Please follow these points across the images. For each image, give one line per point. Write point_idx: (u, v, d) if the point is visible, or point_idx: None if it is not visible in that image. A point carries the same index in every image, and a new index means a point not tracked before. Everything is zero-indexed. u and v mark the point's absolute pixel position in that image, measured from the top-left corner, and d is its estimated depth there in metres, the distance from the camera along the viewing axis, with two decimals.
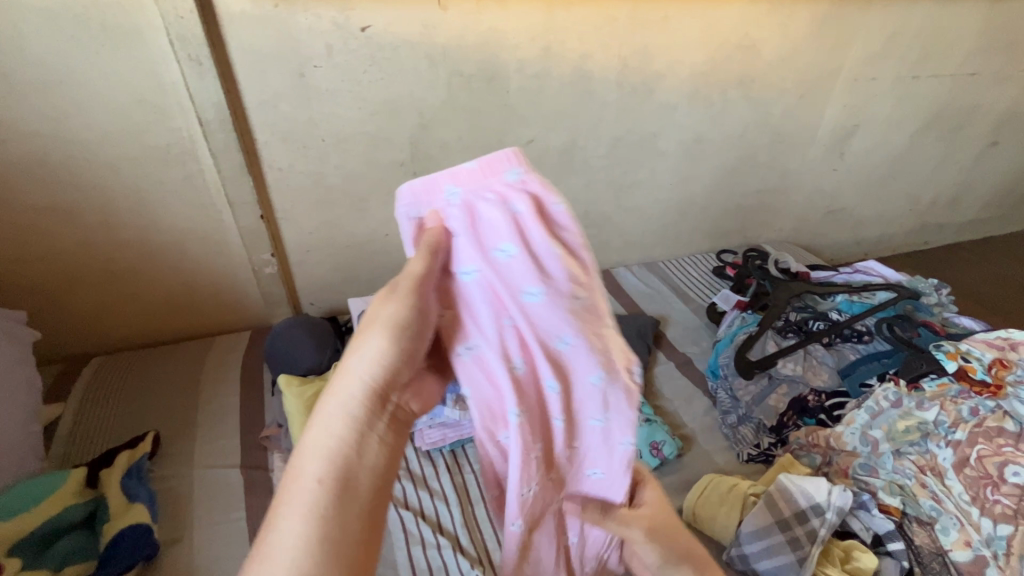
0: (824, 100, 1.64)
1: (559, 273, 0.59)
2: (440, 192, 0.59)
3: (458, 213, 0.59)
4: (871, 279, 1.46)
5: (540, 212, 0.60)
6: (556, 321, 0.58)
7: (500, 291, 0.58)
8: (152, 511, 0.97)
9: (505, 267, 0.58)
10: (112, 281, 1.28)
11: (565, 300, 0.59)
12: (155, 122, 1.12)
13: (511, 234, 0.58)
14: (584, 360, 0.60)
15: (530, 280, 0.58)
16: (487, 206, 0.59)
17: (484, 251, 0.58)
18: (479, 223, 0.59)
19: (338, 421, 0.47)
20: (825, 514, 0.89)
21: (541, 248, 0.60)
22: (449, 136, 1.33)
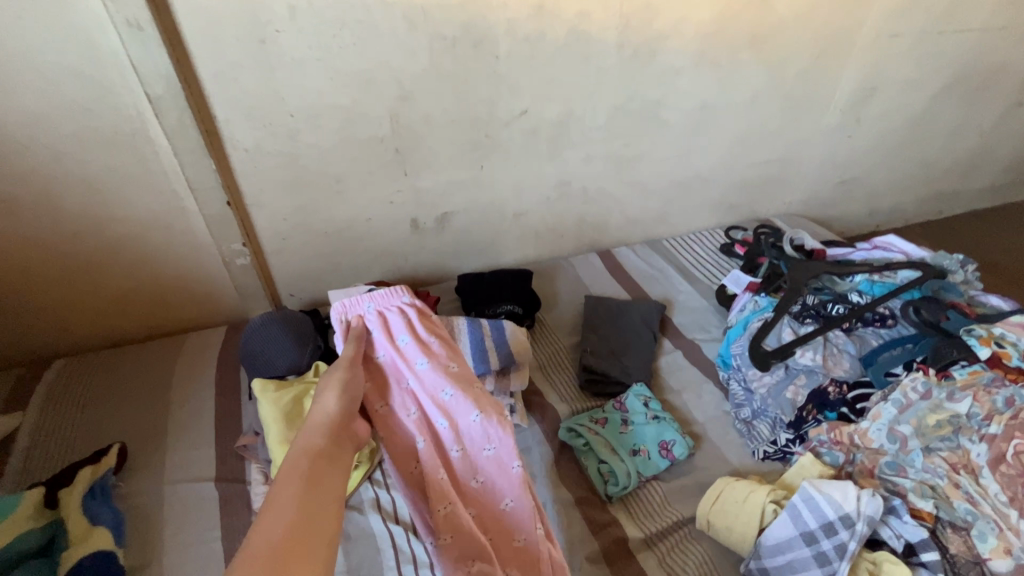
0: (843, 60, 1.51)
1: (439, 354, 0.91)
2: (362, 306, 0.93)
3: (373, 319, 0.93)
4: (891, 256, 1.36)
5: (421, 317, 0.95)
6: (439, 384, 0.88)
7: (403, 371, 0.90)
8: (117, 535, 0.89)
9: (404, 351, 0.91)
10: (66, 278, 1.17)
11: (444, 369, 0.90)
12: (97, 99, 0.99)
13: (406, 331, 0.91)
14: (465, 407, 0.88)
15: (420, 359, 0.89)
16: (393, 315, 0.94)
17: (392, 342, 0.91)
18: (387, 325, 0.92)
19: (314, 439, 0.71)
20: (855, 526, 0.80)
21: (424, 338, 0.92)
22: (432, 109, 1.20)
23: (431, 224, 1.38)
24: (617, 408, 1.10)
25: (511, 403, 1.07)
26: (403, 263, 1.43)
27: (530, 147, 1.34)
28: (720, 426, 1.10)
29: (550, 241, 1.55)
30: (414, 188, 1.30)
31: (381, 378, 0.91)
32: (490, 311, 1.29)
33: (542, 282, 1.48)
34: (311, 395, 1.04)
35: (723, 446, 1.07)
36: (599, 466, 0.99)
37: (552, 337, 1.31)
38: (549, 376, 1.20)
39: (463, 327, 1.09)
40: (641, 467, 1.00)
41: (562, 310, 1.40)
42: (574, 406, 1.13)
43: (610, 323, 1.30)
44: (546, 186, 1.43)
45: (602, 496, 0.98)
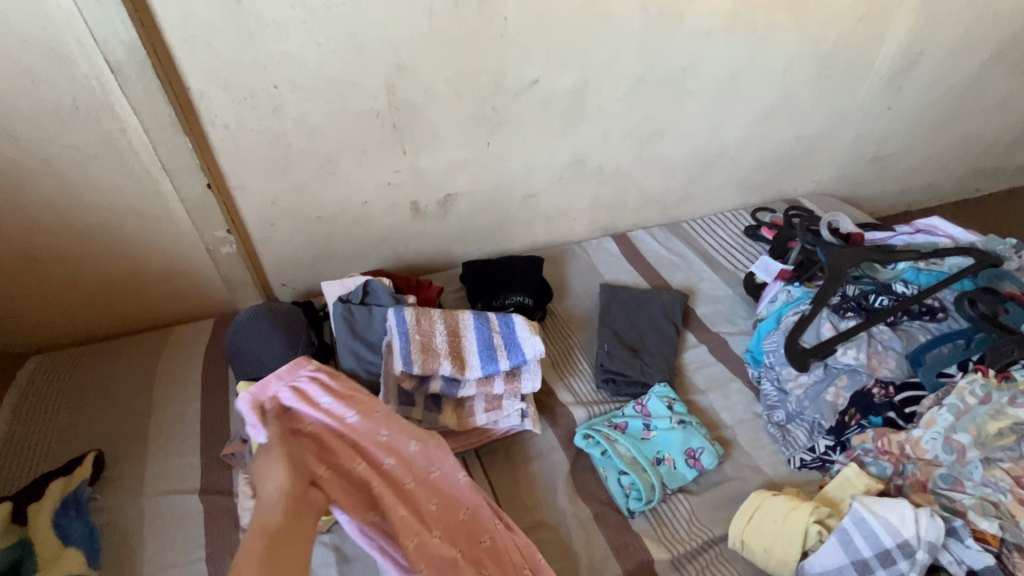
0: (887, 22, 1.36)
1: (366, 401, 0.81)
2: (270, 386, 0.79)
3: (285, 393, 0.79)
4: (936, 240, 1.24)
5: (338, 372, 0.82)
6: (376, 429, 0.80)
7: (334, 432, 0.78)
8: (90, 556, 0.81)
9: (328, 413, 0.79)
10: (35, 269, 1.07)
11: (376, 413, 0.81)
12: (52, 69, 0.87)
13: (323, 391, 0.79)
14: (405, 440, 0.82)
15: (348, 414, 0.79)
16: (306, 378, 0.80)
17: (313, 407, 0.78)
18: (302, 394, 0.79)
19: (264, 517, 0.61)
20: (915, 554, 0.72)
21: (342, 393, 0.81)
22: (433, 78, 1.08)
23: (433, 207, 1.27)
24: (638, 411, 1.00)
25: (522, 407, 0.97)
26: (404, 250, 1.32)
27: (541, 121, 1.22)
28: (750, 430, 1.01)
29: (561, 225, 1.43)
30: (414, 168, 1.19)
31: (313, 449, 0.76)
32: (498, 303, 1.19)
33: (553, 270, 1.37)
34: None
35: (753, 453, 0.98)
36: (620, 477, 0.91)
37: (564, 331, 1.21)
38: (563, 375, 1.11)
39: (470, 323, 0.99)
40: (666, 478, 0.91)
41: (576, 301, 1.29)
42: (590, 408, 1.03)
43: (628, 316, 1.19)
44: (558, 165, 1.31)
45: (623, 511, 0.89)
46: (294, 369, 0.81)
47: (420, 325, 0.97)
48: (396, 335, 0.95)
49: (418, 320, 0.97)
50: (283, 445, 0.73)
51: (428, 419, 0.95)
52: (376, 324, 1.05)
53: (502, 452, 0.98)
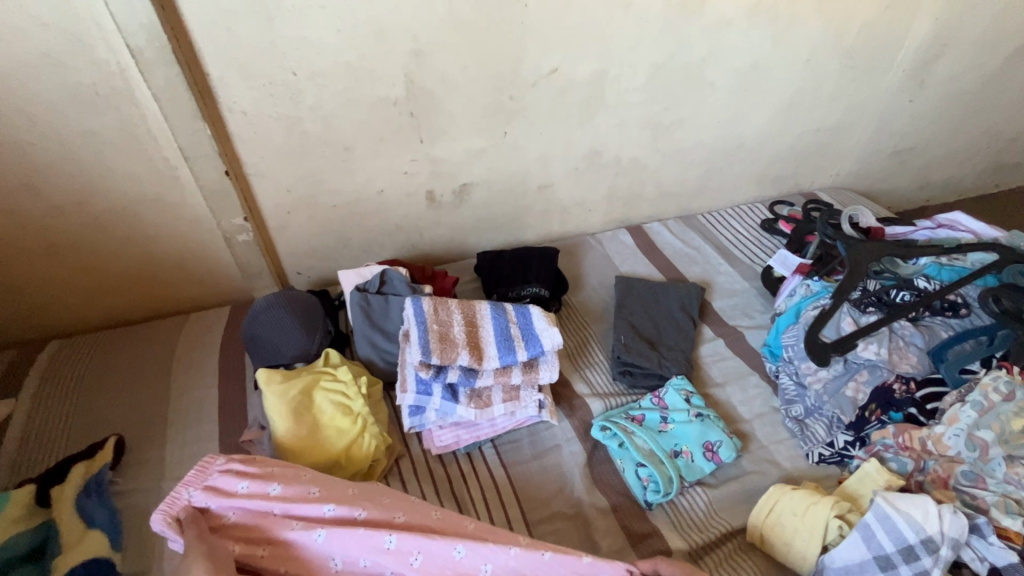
0: (913, 11, 1.33)
1: (287, 471, 0.80)
2: (181, 496, 0.77)
3: (197, 495, 0.76)
4: (958, 235, 1.23)
5: (251, 458, 0.82)
6: (304, 488, 0.77)
7: (260, 512, 0.75)
8: (113, 538, 0.82)
9: (244, 495, 0.76)
10: (54, 255, 1.08)
11: (299, 477, 0.79)
12: (73, 53, 0.87)
13: (235, 478, 0.78)
14: (339, 488, 0.78)
15: (270, 486, 0.77)
16: (216, 475, 0.79)
17: (228, 496, 0.76)
18: (214, 488, 0.77)
19: None
20: (939, 551, 0.71)
21: (253, 472, 0.79)
22: (452, 66, 1.06)
23: (449, 197, 1.26)
24: (655, 404, 1.00)
25: (540, 398, 0.97)
26: (419, 240, 1.31)
27: (558, 111, 1.20)
28: (768, 424, 1.01)
29: (576, 216, 1.42)
30: (430, 157, 1.18)
31: (242, 538, 0.73)
32: (515, 293, 1.18)
33: (568, 261, 1.36)
34: (322, 386, 0.95)
35: (771, 447, 0.97)
36: (638, 469, 0.90)
37: (579, 323, 1.20)
38: (578, 366, 1.10)
39: (486, 314, 1.00)
40: (685, 471, 0.91)
41: (591, 293, 1.28)
42: (606, 399, 1.03)
43: (644, 308, 1.19)
44: (575, 155, 1.29)
45: (641, 503, 0.89)
46: (203, 473, 0.80)
47: (438, 315, 0.97)
48: (415, 324, 0.95)
49: (437, 310, 0.98)
50: (203, 542, 0.69)
51: (444, 409, 0.93)
52: (393, 314, 1.05)
53: (520, 442, 0.98)
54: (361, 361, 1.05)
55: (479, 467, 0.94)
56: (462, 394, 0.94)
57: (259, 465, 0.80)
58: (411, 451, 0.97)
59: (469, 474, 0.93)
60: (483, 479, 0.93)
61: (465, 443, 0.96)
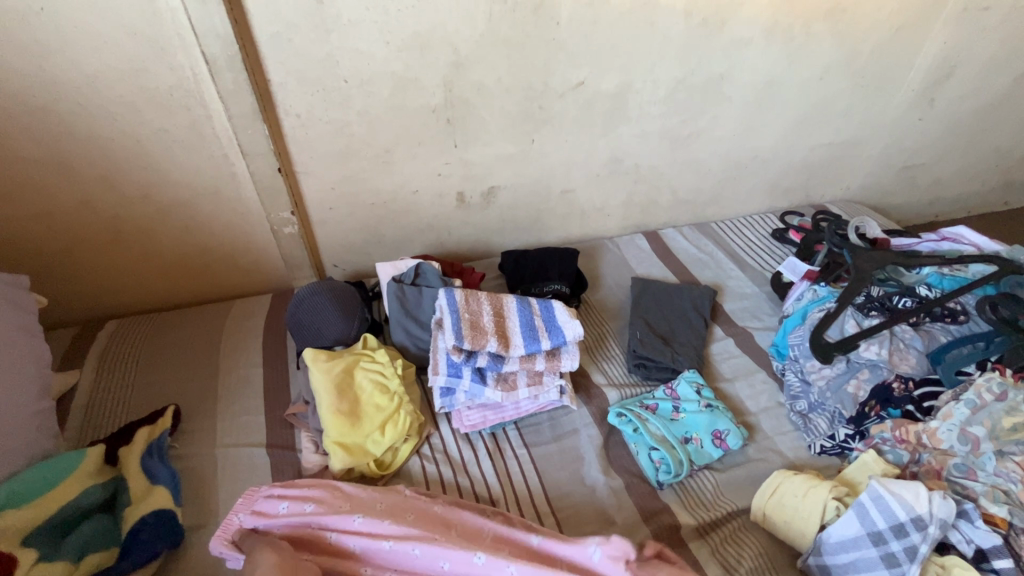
0: (922, 35, 1.41)
1: (320, 489, 0.87)
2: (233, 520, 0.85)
3: (244, 516, 0.84)
4: (961, 248, 1.29)
5: (291, 481, 0.90)
6: (337, 503, 0.85)
7: (302, 524, 0.83)
8: (175, 494, 0.91)
9: (286, 513, 0.84)
10: (119, 241, 1.18)
11: (331, 493, 0.86)
12: (154, 59, 0.97)
13: (277, 500, 0.86)
14: (370, 499, 0.86)
15: (306, 504, 0.85)
16: (261, 498, 0.87)
17: (271, 516, 0.84)
18: (259, 508, 0.85)
19: None
20: (928, 529, 0.78)
21: (291, 493, 0.87)
22: (487, 77, 1.16)
23: (478, 198, 1.35)
24: (667, 394, 1.07)
25: (561, 384, 1.05)
26: (447, 238, 1.40)
27: (583, 120, 1.29)
28: (773, 417, 1.08)
29: (595, 220, 1.50)
30: (463, 160, 1.27)
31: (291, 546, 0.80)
32: (537, 289, 1.27)
33: (587, 262, 1.44)
34: (362, 366, 1.04)
35: (775, 438, 1.04)
36: (651, 452, 0.98)
37: (597, 319, 1.28)
38: (595, 358, 1.18)
39: (513, 306, 1.08)
40: (694, 455, 0.98)
41: (608, 292, 1.36)
42: (622, 389, 1.11)
43: (659, 307, 1.26)
44: (597, 162, 1.38)
45: (652, 483, 0.96)
46: (250, 500, 0.87)
47: (469, 305, 1.05)
48: (448, 312, 1.03)
49: (468, 301, 1.06)
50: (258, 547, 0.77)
51: (473, 391, 1.01)
52: (426, 304, 1.14)
53: (541, 425, 1.06)
54: (395, 347, 1.14)
55: (504, 446, 1.02)
56: (490, 377, 1.02)
57: (295, 488, 0.88)
58: (440, 429, 1.05)
59: (495, 452, 1.01)
60: (507, 457, 1.01)
61: (490, 424, 1.04)
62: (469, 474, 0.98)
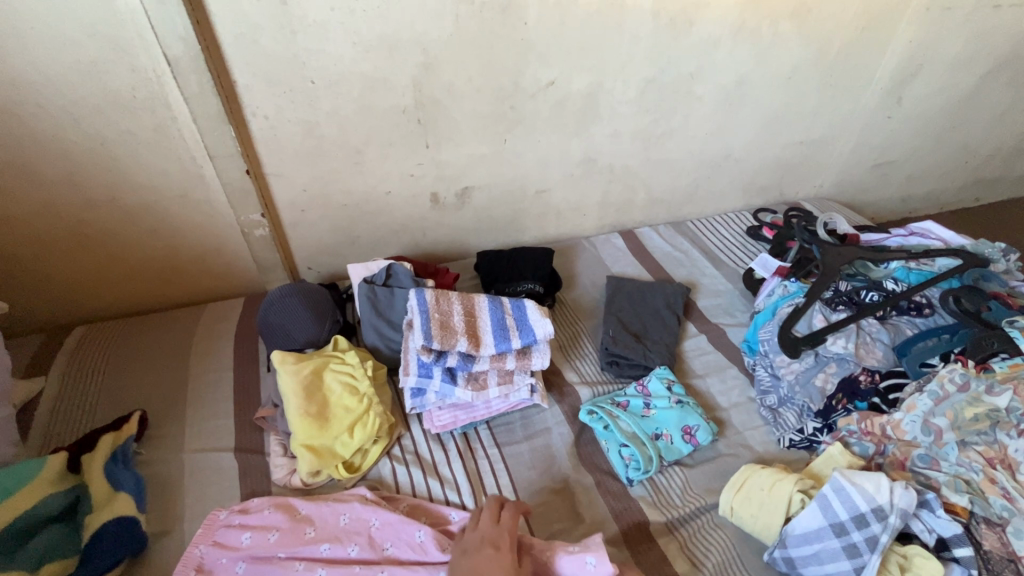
0: (888, 35, 1.43)
1: (280, 515, 0.88)
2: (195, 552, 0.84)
3: (207, 549, 0.84)
4: (928, 242, 1.31)
5: (249, 507, 0.90)
6: (299, 531, 0.86)
7: (264, 556, 0.83)
8: (139, 501, 0.89)
9: (248, 545, 0.84)
10: (84, 246, 1.17)
11: (292, 519, 0.87)
12: (115, 60, 0.96)
13: (239, 531, 0.86)
14: (332, 523, 0.87)
15: (270, 533, 0.85)
16: (223, 528, 0.87)
17: (233, 549, 0.84)
18: (221, 540, 0.85)
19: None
20: (889, 519, 0.79)
21: (252, 523, 0.87)
22: (456, 78, 1.16)
23: (452, 199, 1.35)
24: (639, 391, 1.08)
25: (532, 382, 1.05)
26: (423, 239, 1.40)
27: (556, 120, 1.30)
28: (744, 411, 1.09)
29: (571, 220, 1.51)
30: (435, 161, 1.27)
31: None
32: (511, 289, 1.27)
33: (562, 261, 1.44)
34: (331, 368, 1.03)
35: (745, 432, 1.05)
36: (621, 449, 0.98)
37: (571, 318, 1.28)
38: (569, 357, 1.18)
39: (484, 305, 1.07)
40: (664, 451, 0.98)
41: (583, 291, 1.37)
42: (594, 387, 1.11)
43: (633, 305, 1.27)
44: (571, 162, 1.38)
45: (623, 480, 0.96)
46: (210, 530, 0.87)
47: (439, 305, 1.04)
48: (418, 313, 1.02)
49: (438, 301, 1.05)
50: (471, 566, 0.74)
51: (444, 391, 1.01)
52: (398, 305, 1.13)
53: (513, 424, 1.06)
54: (367, 348, 1.14)
55: (475, 445, 1.02)
56: (460, 377, 1.02)
57: (254, 518, 0.88)
58: (411, 430, 1.05)
59: (466, 452, 1.01)
60: (478, 457, 1.00)
61: (461, 424, 1.03)
62: (440, 476, 0.98)
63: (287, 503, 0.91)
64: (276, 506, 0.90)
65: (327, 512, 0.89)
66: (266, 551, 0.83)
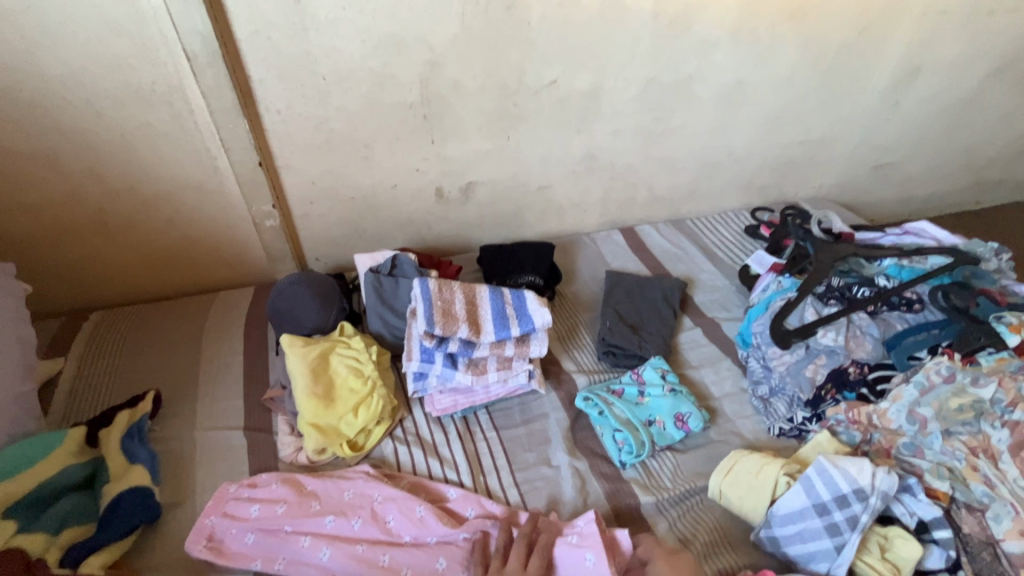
0: (885, 38, 1.46)
1: (287, 489, 0.92)
2: (205, 523, 0.88)
3: (217, 520, 0.88)
4: (922, 241, 1.34)
5: (256, 481, 0.94)
6: (306, 504, 0.90)
7: (272, 528, 0.87)
8: (153, 474, 0.93)
9: (257, 517, 0.88)
10: (103, 233, 1.22)
11: (298, 493, 0.92)
12: (137, 55, 1.01)
13: (247, 504, 0.90)
14: (337, 498, 0.91)
15: (277, 506, 0.89)
16: (232, 501, 0.91)
17: (242, 521, 0.88)
18: (230, 512, 0.89)
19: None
20: (869, 499, 0.82)
21: (260, 497, 0.91)
22: (462, 75, 1.20)
23: (457, 193, 1.39)
24: (634, 379, 1.11)
25: (530, 368, 1.09)
26: (427, 232, 1.44)
27: (558, 118, 1.34)
28: (736, 401, 1.12)
29: (573, 216, 1.54)
30: (440, 156, 1.31)
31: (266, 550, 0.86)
32: (512, 280, 1.31)
33: (563, 256, 1.48)
34: (337, 352, 1.07)
35: (737, 421, 1.08)
36: (615, 434, 1.01)
37: (570, 310, 1.32)
38: (567, 347, 1.22)
39: (485, 295, 1.11)
40: (656, 437, 1.02)
41: (583, 285, 1.40)
42: (591, 375, 1.15)
43: (630, 298, 1.30)
44: (572, 159, 1.42)
45: (616, 463, 1.00)
46: (219, 502, 0.91)
47: (442, 293, 1.08)
48: (421, 300, 1.06)
49: (441, 290, 1.09)
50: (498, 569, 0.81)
51: (445, 375, 1.05)
52: (402, 293, 1.17)
53: (511, 409, 1.09)
54: (371, 335, 1.18)
55: (474, 428, 1.06)
56: (461, 362, 1.06)
57: (262, 493, 0.92)
58: (413, 413, 1.08)
59: (465, 434, 1.05)
60: (476, 439, 1.04)
61: (460, 408, 1.07)
62: (440, 456, 1.01)
63: (292, 478, 0.94)
64: (282, 481, 0.94)
65: (332, 487, 0.93)
66: (274, 523, 0.88)
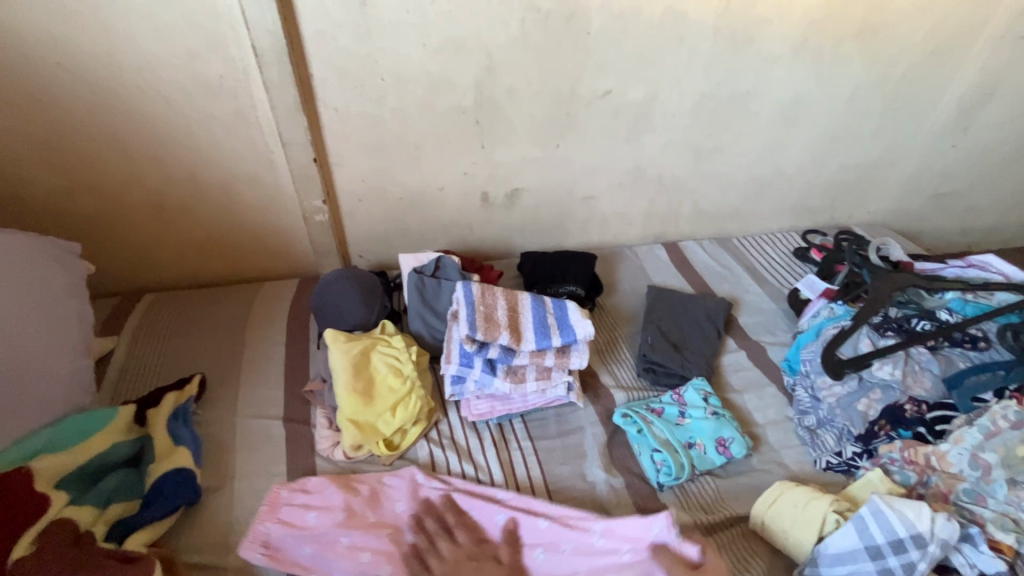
0: (957, 61, 1.40)
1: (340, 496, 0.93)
2: (261, 531, 0.88)
3: (273, 527, 0.88)
4: (987, 276, 1.27)
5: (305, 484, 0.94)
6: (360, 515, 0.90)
7: (330, 542, 0.87)
8: (195, 457, 0.96)
9: (314, 526, 0.89)
10: (161, 219, 1.26)
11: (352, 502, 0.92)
12: (208, 49, 1.05)
13: (303, 511, 0.90)
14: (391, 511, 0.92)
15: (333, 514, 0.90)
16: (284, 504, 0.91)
17: (299, 529, 0.88)
18: (285, 516, 0.90)
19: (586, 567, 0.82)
20: (928, 547, 0.78)
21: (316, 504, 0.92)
22: (517, 81, 1.20)
23: (502, 198, 1.39)
24: (674, 399, 1.08)
25: (569, 380, 1.07)
26: (470, 236, 1.44)
27: (609, 128, 1.32)
28: (780, 429, 1.08)
29: (616, 227, 1.53)
30: (489, 161, 1.31)
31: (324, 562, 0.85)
32: (553, 289, 1.30)
33: (604, 267, 1.46)
34: (378, 349, 1.08)
35: (781, 450, 1.05)
36: (653, 454, 0.99)
37: (610, 323, 1.30)
38: (606, 361, 1.20)
39: (528, 302, 1.10)
40: (696, 461, 0.99)
41: (623, 298, 1.38)
42: (630, 392, 1.12)
43: (673, 315, 1.27)
44: (621, 170, 1.41)
45: (653, 484, 0.98)
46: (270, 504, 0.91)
47: (485, 298, 1.08)
48: (464, 304, 1.06)
49: (484, 294, 1.09)
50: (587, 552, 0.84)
51: (483, 381, 1.04)
52: (444, 295, 1.18)
53: (547, 420, 1.08)
54: (411, 335, 1.18)
55: (509, 437, 1.05)
56: (500, 369, 1.05)
57: (315, 501, 0.92)
58: (449, 416, 1.08)
59: (500, 442, 1.04)
60: (512, 448, 1.03)
61: (497, 414, 1.06)
62: (475, 463, 1.01)
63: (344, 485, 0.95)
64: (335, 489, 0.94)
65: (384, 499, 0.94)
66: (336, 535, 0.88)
